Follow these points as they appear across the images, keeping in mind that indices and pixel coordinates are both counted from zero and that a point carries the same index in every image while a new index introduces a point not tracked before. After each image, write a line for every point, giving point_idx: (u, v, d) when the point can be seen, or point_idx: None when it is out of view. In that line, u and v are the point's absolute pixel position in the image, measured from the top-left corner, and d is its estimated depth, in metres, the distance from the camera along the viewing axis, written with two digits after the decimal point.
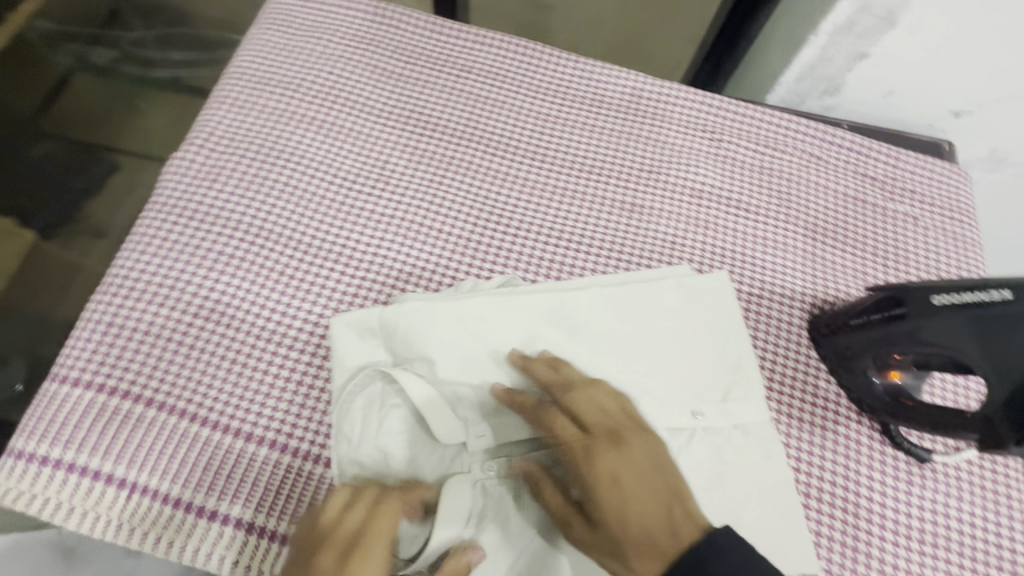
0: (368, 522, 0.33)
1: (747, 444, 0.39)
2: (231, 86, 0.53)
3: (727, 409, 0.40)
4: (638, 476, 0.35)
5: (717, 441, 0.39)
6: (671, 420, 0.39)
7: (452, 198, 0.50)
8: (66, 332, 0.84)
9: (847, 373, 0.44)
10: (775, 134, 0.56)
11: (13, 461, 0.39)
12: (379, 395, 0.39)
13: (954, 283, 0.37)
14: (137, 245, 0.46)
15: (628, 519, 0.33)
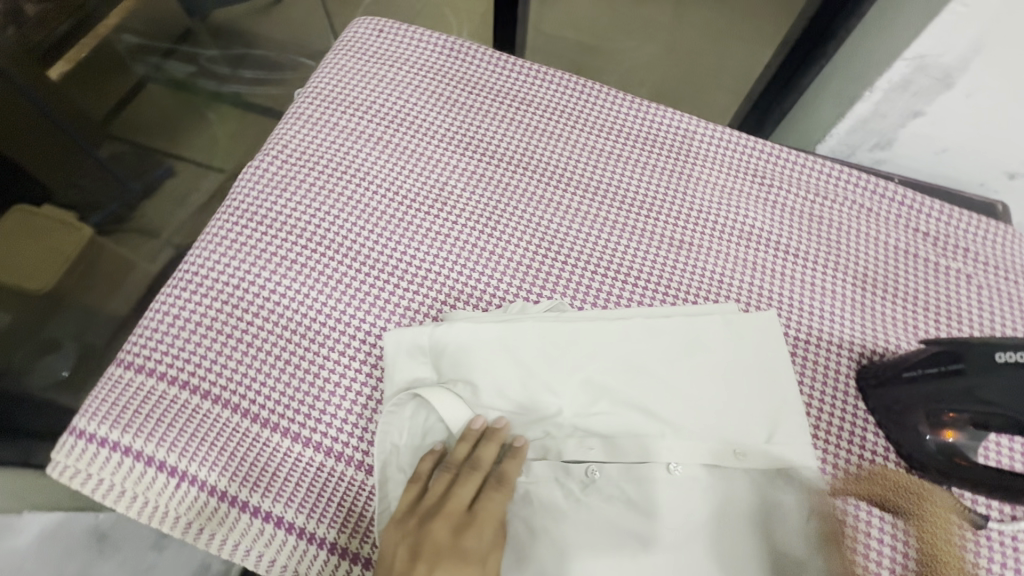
0: (458, 497, 0.36)
1: (790, 492, 0.37)
2: (307, 104, 0.57)
3: (770, 452, 0.38)
4: None
5: (760, 485, 0.37)
6: (710, 460, 0.38)
7: (506, 223, 0.52)
8: (118, 328, 0.88)
9: (902, 426, 0.42)
10: (823, 183, 0.57)
11: (72, 439, 0.40)
12: (423, 410, 0.41)
13: (1015, 341, 0.36)
14: (209, 245, 0.49)
15: None
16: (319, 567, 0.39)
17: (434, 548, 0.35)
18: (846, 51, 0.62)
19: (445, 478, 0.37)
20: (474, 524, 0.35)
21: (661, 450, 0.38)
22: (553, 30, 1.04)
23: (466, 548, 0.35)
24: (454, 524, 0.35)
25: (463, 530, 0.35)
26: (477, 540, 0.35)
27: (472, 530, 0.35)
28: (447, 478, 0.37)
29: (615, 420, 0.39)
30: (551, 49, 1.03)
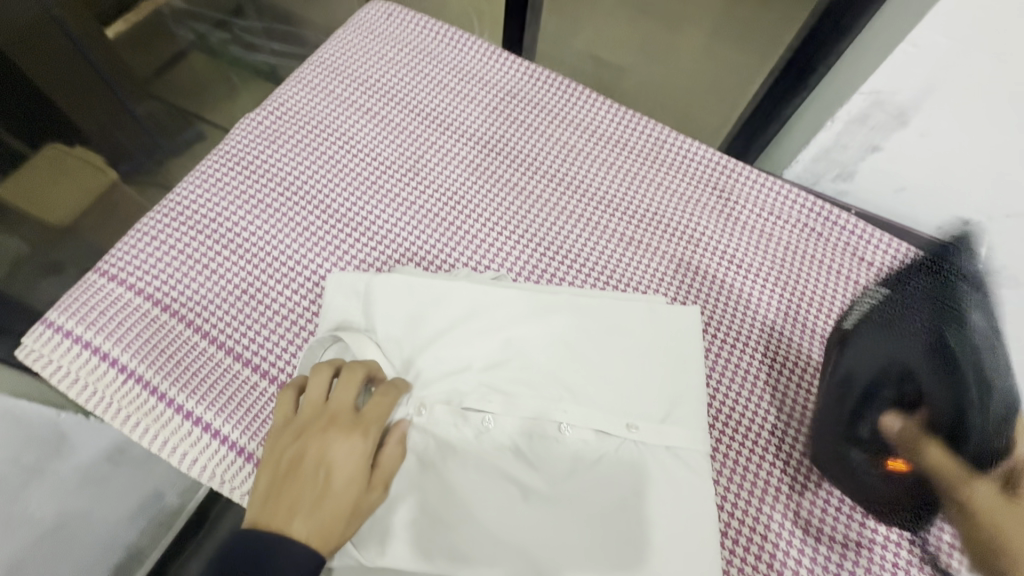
0: (341, 398, 0.39)
1: (675, 468, 0.40)
2: (310, 70, 0.62)
3: (663, 430, 0.41)
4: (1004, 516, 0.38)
5: (646, 458, 0.40)
6: (603, 427, 0.41)
7: (469, 199, 0.55)
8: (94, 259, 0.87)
9: (823, 426, 0.45)
10: (778, 202, 0.59)
11: (42, 328, 0.45)
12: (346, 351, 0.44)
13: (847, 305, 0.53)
14: (195, 180, 0.53)
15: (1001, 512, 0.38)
16: (234, 472, 0.42)
17: (319, 449, 0.37)
18: (823, 86, 0.65)
19: (323, 376, 0.40)
20: (360, 422, 0.38)
21: (554, 411, 0.41)
22: (567, 39, 1.09)
23: (356, 440, 0.37)
24: (339, 425, 0.38)
25: (346, 428, 0.38)
26: (367, 433, 0.38)
27: (360, 423, 0.38)
28: (325, 374, 0.40)
29: (524, 381, 0.43)
30: (561, 58, 1.08)
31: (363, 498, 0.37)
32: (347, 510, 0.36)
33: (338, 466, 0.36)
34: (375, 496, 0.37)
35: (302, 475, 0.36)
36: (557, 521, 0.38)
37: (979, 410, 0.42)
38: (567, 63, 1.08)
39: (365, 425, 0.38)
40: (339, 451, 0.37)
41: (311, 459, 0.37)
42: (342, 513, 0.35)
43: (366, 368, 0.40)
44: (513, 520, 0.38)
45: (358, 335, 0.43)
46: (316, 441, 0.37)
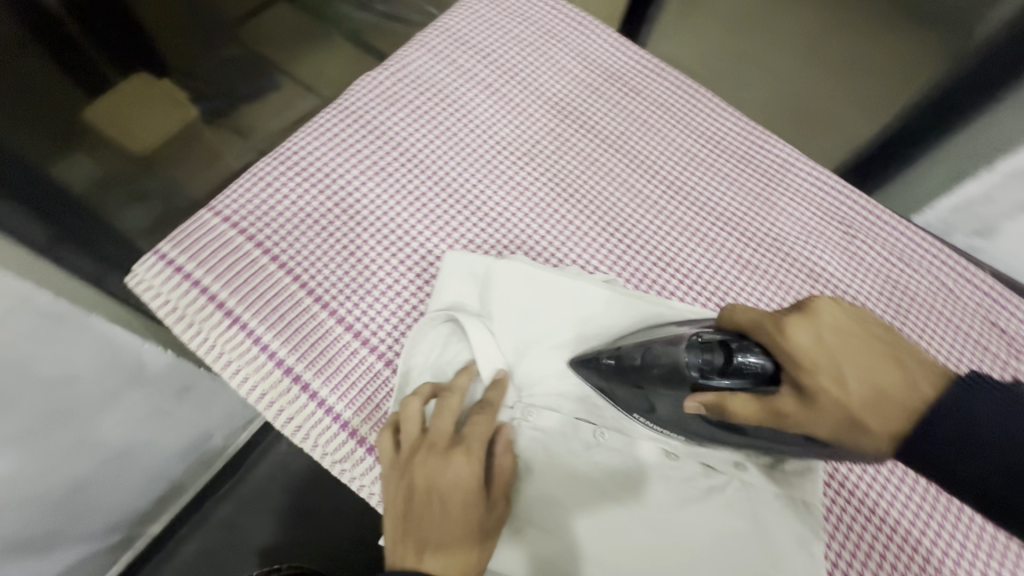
0: (440, 424, 0.38)
1: (784, 515, 0.40)
2: (435, 36, 0.59)
3: (775, 475, 0.41)
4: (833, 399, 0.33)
5: (757, 501, 0.40)
6: (708, 461, 0.41)
7: (584, 196, 0.53)
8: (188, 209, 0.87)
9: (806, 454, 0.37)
10: (909, 250, 0.55)
11: (154, 258, 0.46)
12: (451, 336, 0.43)
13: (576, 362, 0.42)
14: (312, 132, 0.52)
15: (813, 381, 0.33)
16: (328, 437, 0.42)
17: (430, 481, 0.36)
18: None
19: (415, 408, 0.39)
20: (465, 445, 0.37)
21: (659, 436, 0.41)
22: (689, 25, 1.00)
23: (463, 463, 0.36)
24: (446, 452, 0.37)
25: (452, 453, 0.37)
26: (472, 455, 0.37)
27: (464, 445, 0.37)
28: (416, 407, 0.39)
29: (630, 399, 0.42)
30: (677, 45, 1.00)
31: (487, 519, 0.37)
32: (477, 534, 0.36)
33: (456, 494, 0.36)
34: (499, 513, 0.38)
35: (422, 510, 0.36)
36: (661, 550, 0.38)
37: (743, 354, 0.35)
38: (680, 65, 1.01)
39: (470, 446, 0.37)
40: (451, 479, 0.36)
41: (426, 490, 0.36)
42: (471, 539, 0.36)
43: (458, 395, 0.39)
44: (620, 541, 0.38)
45: (472, 319, 0.43)
46: (428, 472, 0.36)
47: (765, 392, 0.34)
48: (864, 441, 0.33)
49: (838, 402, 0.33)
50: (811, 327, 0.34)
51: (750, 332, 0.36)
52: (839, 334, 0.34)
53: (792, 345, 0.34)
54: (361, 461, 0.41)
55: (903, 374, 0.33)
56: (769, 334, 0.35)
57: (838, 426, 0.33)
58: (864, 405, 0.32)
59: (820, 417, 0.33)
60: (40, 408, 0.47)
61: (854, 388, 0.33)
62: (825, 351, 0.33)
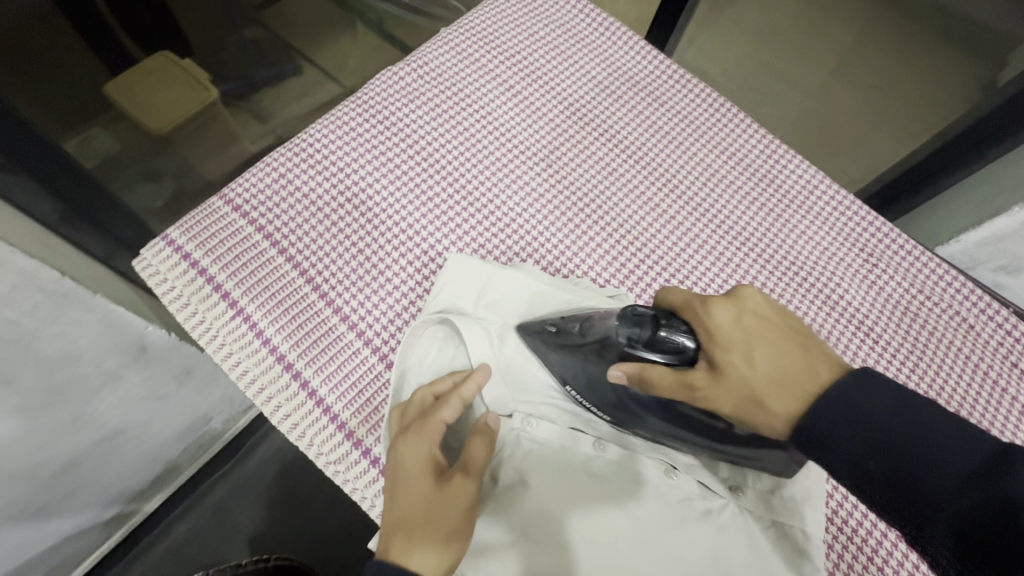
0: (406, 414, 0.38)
1: (782, 543, 0.38)
2: (458, 32, 0.58)
3: (771, 501, 0.40)
4: (744, 379, 0.33)
5: (755, 528, 0.39)
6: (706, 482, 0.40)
7: (600, 206, 0.52)
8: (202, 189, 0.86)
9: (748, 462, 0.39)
10: (931, 283, 0.53)
11: (161, 243, 0.45)
12: (445, 338, 0.43)
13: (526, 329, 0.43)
14: (327, 125, 0.51)
15: (730, 360, 0.34)
16: (324, 437, 0.41)
17: (401, 472, 0.36)
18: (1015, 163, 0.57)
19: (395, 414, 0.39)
20: (423, 427, 0.37)
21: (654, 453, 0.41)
22: (719, 28, 0.98)
23: (421, 444, 0.36)
24: (409, 437, 0.37)
25: (413, 438, 0.37)
26: (426, 436, 0.37)
27: (422, 426, 0.37)
28: (397, 414, 0.39)
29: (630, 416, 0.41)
30: (706, 49, 0.98)
31: (445, 507, 0.35)
32: (428, 521, 0.34)
33: (423, 477, 0.35)
34: (463, 505, 0.35)
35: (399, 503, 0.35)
36: (655, 573, 0.37)
37: (668, 331, 0.35)
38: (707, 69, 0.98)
39: (429, 428, 0.37)
40: (404, 459, 0.36)
41: (399, 482, 0.36)
42: (451, 524, 0.34)
43: (427, 388, 0.39)
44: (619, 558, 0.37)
45: (467, 322, 0.42)
46: (398, 463, 0.36)
47: (684, 368, 0.35)
48: (763, 422, 0.33)
49: (743, 377, 0.33)
50: (733, 308, 0.35)
51: (680, 310, 0.37)
52: (758, 319, 0.35)
53: (711, 322, 0.35)
54: (356, 464, 0.40)
55: (808, 358, 0.33)
56: (694, 311, 0.36)
57: (740, 401, 0.33)
58: (770, 387, 0.33)
59: (726, 391, 0.34)
60: (40, 384, 0.47)
61: (758, 366, 0.33)
62: (741, 331, 0.34)
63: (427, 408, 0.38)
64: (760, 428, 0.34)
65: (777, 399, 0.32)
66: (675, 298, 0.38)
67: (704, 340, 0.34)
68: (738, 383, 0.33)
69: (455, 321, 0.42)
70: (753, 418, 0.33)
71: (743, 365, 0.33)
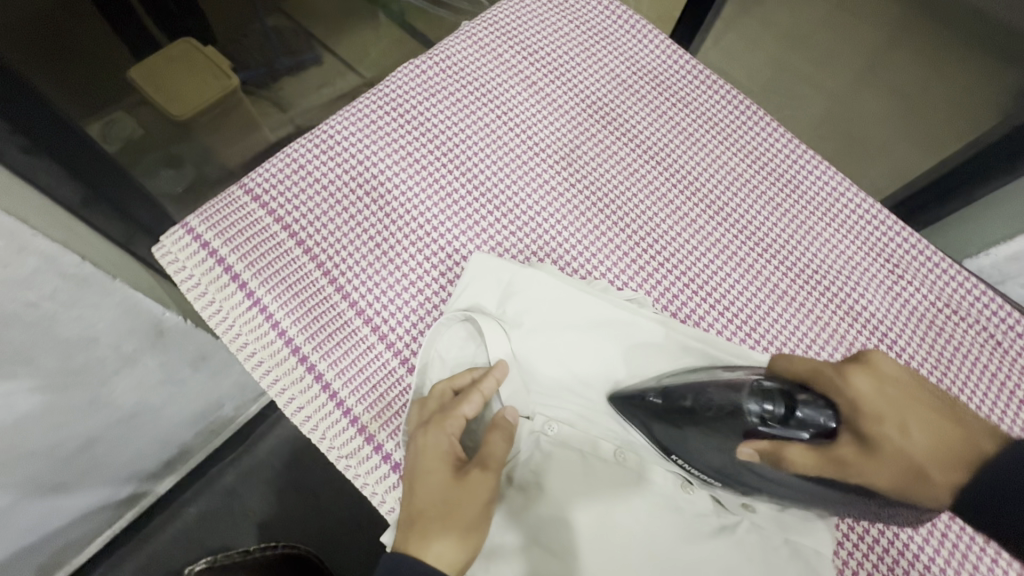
0: (429, 407, 0.39)
1: (789, 564, 0.37)
2: (483, 27, 0.57)
3: (782, 521, 0.38)
4: (903, 456, 0.31)
5: (762, 547, 0.38)
6: (720, 498, 0.39)
7: (620, 208, 0.51)
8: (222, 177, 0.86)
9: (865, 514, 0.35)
10: (958, 297, 0.51)
11: (181, 231, 0.46)
12: (468, 336, 0.43)
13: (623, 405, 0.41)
14: (348, 117, 0.51)
15: (880, 433, 0.32)
16: (336, 432, 0.41)
17: (422, 464, 0.36)
18: None
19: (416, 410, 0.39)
20: (444, 421, 0.37)
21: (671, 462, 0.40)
22: (744, 30, 0.97)
23: (444, 438, 0.37)
24: (431, 430, 0.37)
25: (435, 432, 0.37)
26: (446, 430, 0.37)
27: (444, 419, 0.37)
28: (417, 407, 0.39)
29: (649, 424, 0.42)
30: (730, 50, 0.97)
31: (463, 501, 0.35)
32: (446, 513, 0.34)
33: (444, 470, 0.36)
34: (481, 498, 0.35)
35: (417, 494, 0.35)
36: None
37: (806, 408, 0.33)
38: (731, 69, 0.96)
39: (451, 422, 0.37)
40: (424, 452, 0.36)
41: (418, 473, 0.36)
42: (469, 519, 0.35)
43: (448, 383, 0.39)
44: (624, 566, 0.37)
45: (490, 321, 0.42)
46: (419, 455, 0.37)
47: (826, 445, 0.33)
48: (923, 494, 0.31)
49: (900, 452, 0.31)
50: (869, 374, 0.33)
51: (808, 378, 0.35)
52: (897, 383, 0.33)
53: (854, 393, 0.33)
54: (367, 459, 0.40)
55: (957, 423, 0.32)
56: (830, 379, 0.34)
57: (903, 477, 0.31)
58: (936, 463, 0.31)
59: (888, 467, 0.31)
60: (59, 365, 0.48)
61: (913, 439, 0.32)
62: (884, 399, 0.33)
63: (448, 404, 0.39)
64: (921, 500, 0.32)
65: (948, 474, 0.31)
66: (792, 363, 0.36)
67: (846, 410, 0.33)
68: (895, 458, 0.31)
69: (477, 319, 0.42)
70: (918, 494, 0.31)
71: (898, 439, 0.31)
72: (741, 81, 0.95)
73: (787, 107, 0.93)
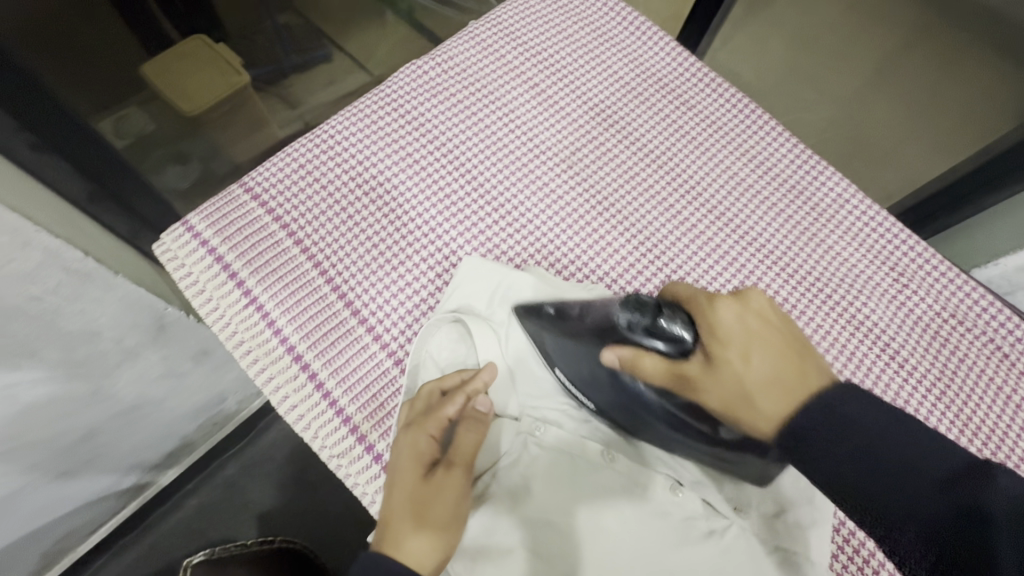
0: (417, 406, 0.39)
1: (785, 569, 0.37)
2: (486, 27, 0.57)
3: (775, 526, 0.39)
4: (737, 379, 0.34)
5: (758, 552, 0.38)
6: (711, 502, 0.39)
7: (620, 212, 0.51)
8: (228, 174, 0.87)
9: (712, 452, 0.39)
10: (965, 308, 0.50)
11: (181, 228, 0.46)
12: (459, 336, 0.43)
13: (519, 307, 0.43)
14: (348, 117, 0.51)
15: (722, 356, 0.35)
16: (328, 431, 0.41)
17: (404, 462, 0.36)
18: None
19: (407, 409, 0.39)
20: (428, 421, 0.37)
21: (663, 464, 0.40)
22: (755, 33, 0.96)
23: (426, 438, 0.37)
24: (415, 429, 0.37)
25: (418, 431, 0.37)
26: (430, 430, 0.37)
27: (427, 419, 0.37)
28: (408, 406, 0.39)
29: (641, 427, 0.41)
30: (741, 51, 0.95)
31: (432, 499, 0.35)
32: (415, 511, 0.34)
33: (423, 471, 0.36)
34: (449, 497, 0.35)
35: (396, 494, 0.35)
36: None
37: (667, 319, 0.35)
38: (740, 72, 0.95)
39: (435, 422, 0.37)
40: (402, 451, 0.37)
41: (398, 472, 0.36)
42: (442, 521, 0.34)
43: (437, 382, 0.39)
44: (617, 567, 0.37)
45: (481, 323, 0.42)
46: (401, 453, 0.37)
47: (677, 359, 0.35)
48: (748, 420, 0.33)
49: (735, 373, 0.34)
50: (737, 308, 0.36)
51: (683, 303, 0.38)
52: (763, 322, 0.36)
53: (714, 318, 0.36)
54: (358, 459, 0.41)
55: (800, 362, 0.34)
56: (697, 305, 0.37)
57: (732, 398, 0.34)
58: (763, 388, 0.33)
59: (721, 385, 0.34)
60: (61, 358, 0.49)
61: (753, 367, 0.33)
62: (743, 332, 0.35)
63: (435, 403, 0.38)
64: (747, 429, 0.34)
65: (767, 399, 0.33)
66: (679, 292, 0.39)
67: (701, 332, 0.36)
68: (725, 378, 0.34)
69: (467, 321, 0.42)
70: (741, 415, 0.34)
71: (738, 361, 0.34)
72: (751, 83, 0.93)
73: (795, 111, 0.92)
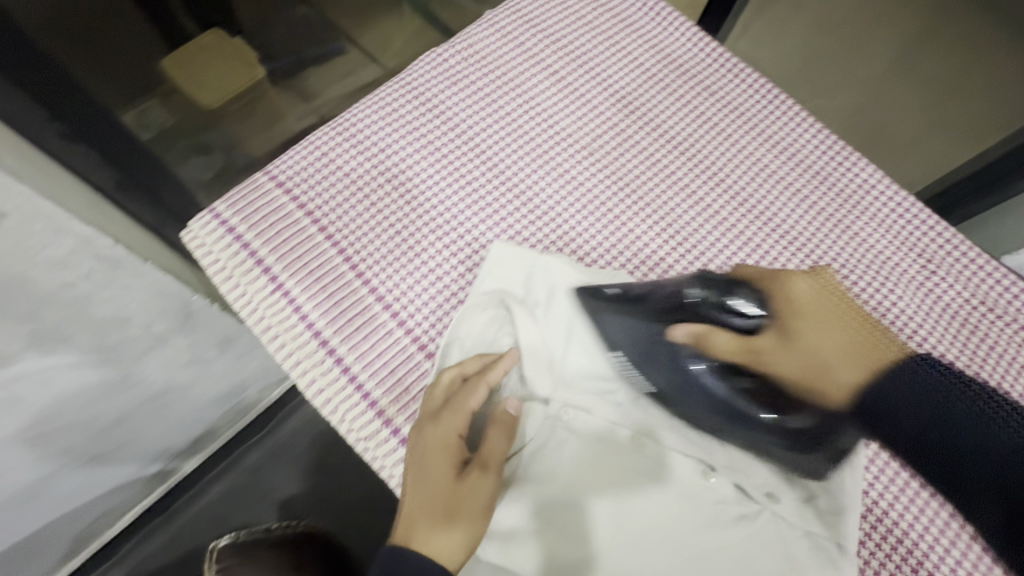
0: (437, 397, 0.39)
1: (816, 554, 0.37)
2: (507, 15, 0.57)
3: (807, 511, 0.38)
4: (814, 352, 0.35)
5: (788, 537, 0.37)
6: (743, 486, 0.39)
7: (642, 198, 0.51)
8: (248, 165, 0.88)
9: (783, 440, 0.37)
10: (995, 294, 0.49)
11: (208, 215, 0.47)
12: (492, 319, 0.43)
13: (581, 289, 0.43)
14: (370, 106, 0.51)
15: (798, 329, 0.36)
16: (355, 415, 0.42)
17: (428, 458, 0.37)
18: None
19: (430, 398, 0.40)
20: (450, 415, 0.38)
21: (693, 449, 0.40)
22: (775, 19, 0.94)
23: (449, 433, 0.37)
24: (437, 423, 0.38)
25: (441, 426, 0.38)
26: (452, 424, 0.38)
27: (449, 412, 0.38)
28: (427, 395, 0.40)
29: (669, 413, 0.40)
30: (761, 38, 0.94)
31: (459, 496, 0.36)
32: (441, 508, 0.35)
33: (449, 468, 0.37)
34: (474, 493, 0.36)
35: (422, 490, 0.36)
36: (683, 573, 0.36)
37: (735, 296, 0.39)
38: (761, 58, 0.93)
39: (456, 416, 0.38)
40: (426, 447, 0.37)
41: (423, 467, 0.37)
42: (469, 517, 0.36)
43: (457, 370, 0.40)
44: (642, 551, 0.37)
45: (513, 306, 0.42)
46: (425, 448, 0.37)
47: (751, 332, 0.37)
48: (827, 391, 0.34)
49: (812, 346, 0.35)
50: (810, 288, 0.38)
51: (754, 281, 0.39)
52: (835, 304, 0.37)
53: (791, 294, 0.37)
54: (385, 442, 0.41)
55: (875, 343, 0.35)
56: (773, 284, 0.38)
57: (808, 368, 0.35)
58: (840, 361, 0.34)
59: (795, 356, 0.35)
60: (94, 343, 0.50)
61: (829, 340, 0.35)
62: (815, 308, 0.37)
63: (455, 393, 0.39)
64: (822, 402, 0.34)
65: (844, 372, 0.34)
66: (749, 273, 0.40)
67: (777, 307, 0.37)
68: (803, 351, 0.35)
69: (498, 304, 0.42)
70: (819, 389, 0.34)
71: (814, 335, 0.35)
72: (771, 70, 0.92)
73: (817, 97, 0.90)
